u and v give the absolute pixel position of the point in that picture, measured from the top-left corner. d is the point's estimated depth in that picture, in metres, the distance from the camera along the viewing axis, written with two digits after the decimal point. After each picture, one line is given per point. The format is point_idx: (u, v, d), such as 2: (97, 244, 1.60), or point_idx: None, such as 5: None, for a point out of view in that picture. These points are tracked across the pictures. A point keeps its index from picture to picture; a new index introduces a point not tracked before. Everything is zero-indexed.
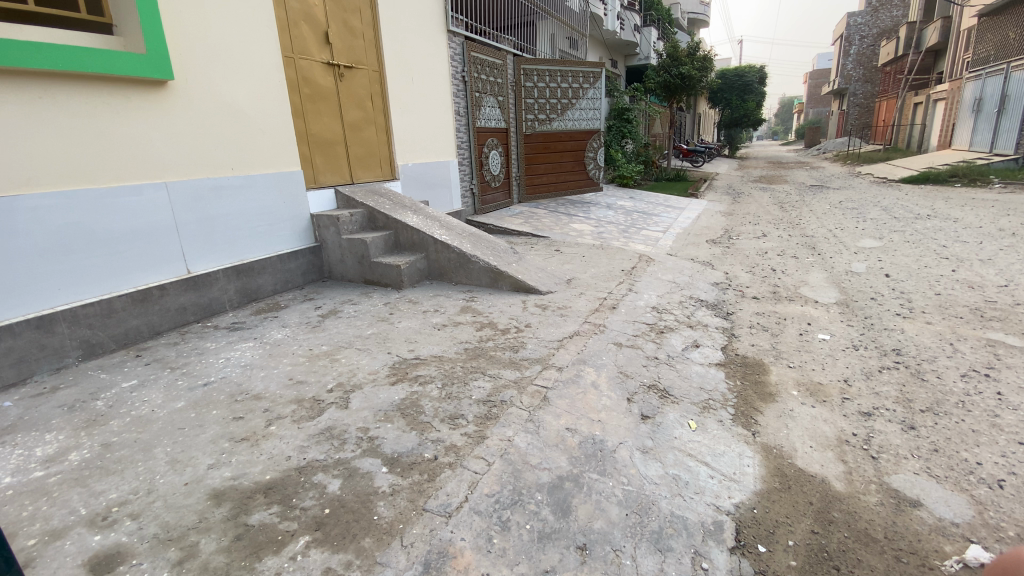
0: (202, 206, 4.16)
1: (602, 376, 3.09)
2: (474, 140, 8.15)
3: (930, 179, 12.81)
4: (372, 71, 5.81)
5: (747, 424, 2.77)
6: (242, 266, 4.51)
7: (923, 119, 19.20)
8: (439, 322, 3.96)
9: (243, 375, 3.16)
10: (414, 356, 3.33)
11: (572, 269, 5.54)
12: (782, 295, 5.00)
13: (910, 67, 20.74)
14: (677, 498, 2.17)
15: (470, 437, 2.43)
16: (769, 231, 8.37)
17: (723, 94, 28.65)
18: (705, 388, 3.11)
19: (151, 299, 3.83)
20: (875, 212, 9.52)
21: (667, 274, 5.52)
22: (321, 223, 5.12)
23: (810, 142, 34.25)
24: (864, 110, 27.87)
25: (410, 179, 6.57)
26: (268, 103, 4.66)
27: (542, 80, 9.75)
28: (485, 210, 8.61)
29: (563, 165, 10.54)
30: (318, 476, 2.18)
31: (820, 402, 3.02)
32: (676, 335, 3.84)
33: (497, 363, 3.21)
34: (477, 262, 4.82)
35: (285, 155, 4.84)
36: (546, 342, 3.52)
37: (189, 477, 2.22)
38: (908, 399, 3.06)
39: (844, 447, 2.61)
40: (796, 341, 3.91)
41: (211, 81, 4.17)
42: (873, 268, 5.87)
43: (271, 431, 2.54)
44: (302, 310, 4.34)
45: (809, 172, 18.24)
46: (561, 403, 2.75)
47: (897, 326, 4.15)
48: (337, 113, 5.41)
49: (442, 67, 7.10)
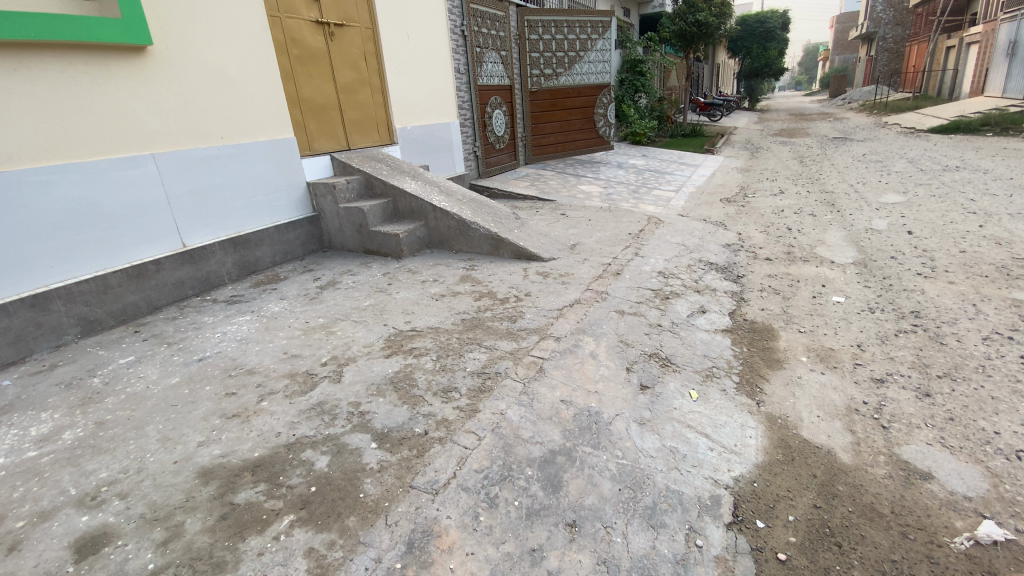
0: (193, 177, 4.06)
1: (602, 345, 2.99)
2: (476, 99, 7.85)
3: (961, 128, 12.10)
4: (364, 28, 5.54)
5: (752, 393, 2.67)
6: (239, 237, 4.44)
7: (956, 63, 17.98)
8: (437, 292, 3.87)
9: (238, 349, 3.13)
10: (410, 327, 3.26)
11: (578, 234, 5.36)
12: (796, 255, 4.79)
13: (942, 7, 19.35)
14: (674, 472, 2.10)
15: (462, 410, 2.36)
16: (787, 187, 8.00)
17: (743, 42, 27.10)
18: (709, 356, 2.99)
19: (146, 274, 3.80)
20: (900, 165, 9.04)
21: (677, 236, 5.31)
22: (318, 191, 5.01)
23: (835, 92, 32.59)
24: (894, 56, 26.24)
25: (410, 142, 6.37)
26: (255, 67, 4.47)
27: (547, 33, 9.29)
28: (490, 173, 8.39)
29: (571, 124, 10.16)
30: (306, 453, 2.15)
31: (830, 368, 2.90)
32: (682, 301, 3.71)
33: (493, 334, 3.13)
34: (477, 228, 4.69)
35: (276, 121, 4.69)
36: (545, 311, 3.43)
37: (178, 455, 2.22)
38: (925, 364, 2.91)
39: (854, 416, 2.50)
40: (808, 304, 3.75)
41: (193, 45, 3.99)
42: (895, 225, 5.58)
43: (262, 406, 2.51)
44: (300, 281, 4.29)
45: (832, 123, 17.39)
46: (557, 374, 2.67)
47: (918, 287, 3.94)
48: (329, 75, 5.21)
49: (440, 21, 6.76)
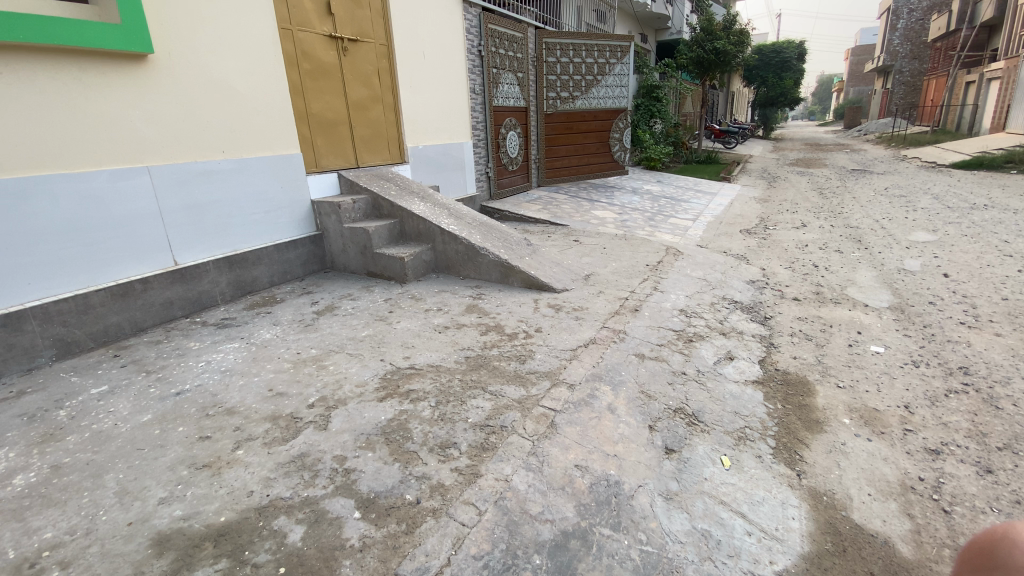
0: (189, 192, 3.85)
1: (621, 397, 2.68)
2: (491, 119, 7.67)
3: (984, 164, 11.81)
4: (379, 44, 5.40)
5: (791, 462, 2.35)
6: (236, 256, 4.21)
7: (975, 98, 17.74)
8: (440, 324, 3.59)
9: (221, 384, 2.87)
10: (409, 365, 2.98)
11: (592, 263, 5.09)
12: (826, 296, 4.48)
13: (962, 42, 19.21)
14: (707, 564, 1.77)
15: (461, 474, 2.06)
16: (809, 220, 7.72)
17: (758, 71, 27.05)
18: (740, 414, 2.67)
19: (132, 293, 3.56)
20: (925, 200, 8.74)
21: (697, 270, 5.02)
22: (322, 210, 4.78)
23: (850, 123, 32.49)
24: (910, 89, 26.11)
25: (420, 161, 6.17)
26: (262, 80, 4.30)
27: (565, 55, 9.17)
28: (502, 195, 8.18)
29: (586, 147, 9.98)
30: (279, 521, 1.86)
31: (877, 434, 2.57)
32: (706, 345, 3.40)
33: (500, 377, 2.84)
34: (486, 255, 4.43)
35: (281, 136, 4.49)
36: (557, 352, 3.13)
37: (135, 516, 1.94)
38: (984, 433, 2.58)
39: (910, 497, 2.17)
40: (845, 353, 3.42)
41: (198, 55, 3.83)
42: (929, 266, 5.27)
43: (237, 456, 2.23)
44: (297, 305, 4.03)
45: (849, 155, 17.13)
46: (569, 431, 2.37)
47: (963, 339, 3.62)
48: (340, 90, 5.03)
49: (457, 40, 6.63)
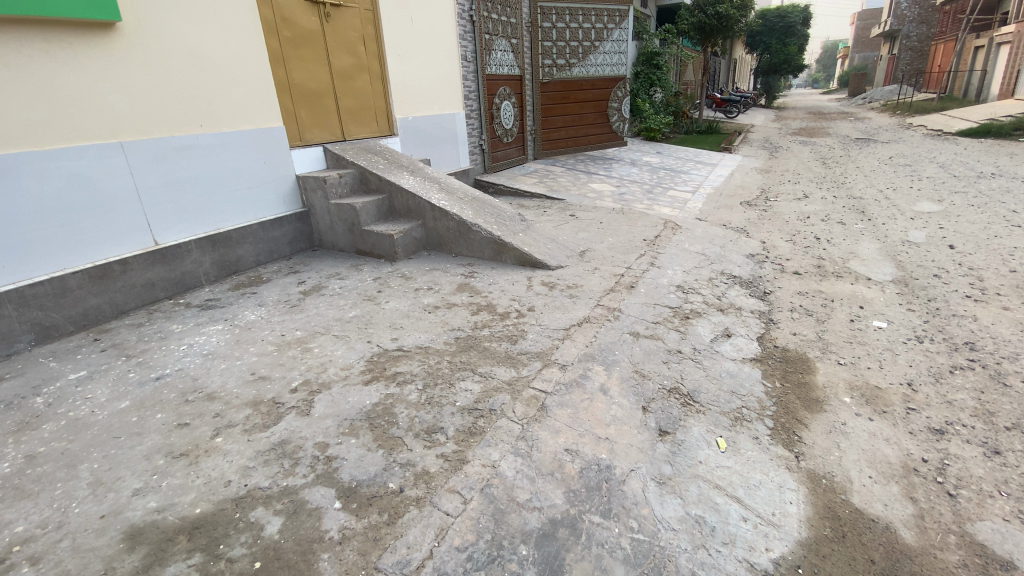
0: (167, 168, 3.69)
1: (614, 378, 2.60)
2: (484, 89, 7.42)
3: (992, 131, 11.50)
4: (364, 9, 5.14)
5: (789, 443, 2.27)
6: (219, 235, 4.08)
7: (984, 63, 17.25)
8: (431, 303, 3.48)
9: (202, 367, 2.78)
10: (396, 346, 2.87)
11: (588, 238, 4.96)
12: (828, 270, 4.36)
13: (972, 5, 18.58)
14: (701, 553, 1.71)
15: (447, 461, 1.98)
16: (812, 191, 7.53)
17: (761, 37, 26.26)
18: (737, 394, 2.59)
19: (111, 275, 3.43)
20: (931, 170, 8.51)
21: (696, 244, 4.89)
22: (308, 185, 4.62)
23: (854, 92, 31.76)
24: (917, 54, 25.39)
25: (410, 134, 5.97)
26: (239, 49, 4.08)
27: (561, 20, 8.81)
28: (496, 168, 7.98)
29: (584, 118, 9.70)
30: (257, 512, 1.79)
31: (879, 413, 2.49)
32: (704, 322, 3.30)
33: (490, 358, 2.75)
34: (478, 231, 4.30)
35: (261, 109, 4.30)
36: (549, 331, 3.04)
37: (109, 507, 1.87)
38: (990, 412, 2.50)
39: (913, 479, 2.10)
40: (846, 329, 3.33)
41: (170, 22, 3.61)
42: (934, 237, 5.14)
43: (215, 444, 2.16)
44: (283, 285, 3.92)
45: (853, 124, 16.72)
46: (560, 414, 2.29)
47: (968, 313, 3.51)
48: (323, 59, 4.81)
49: (447, 4, 6.33)
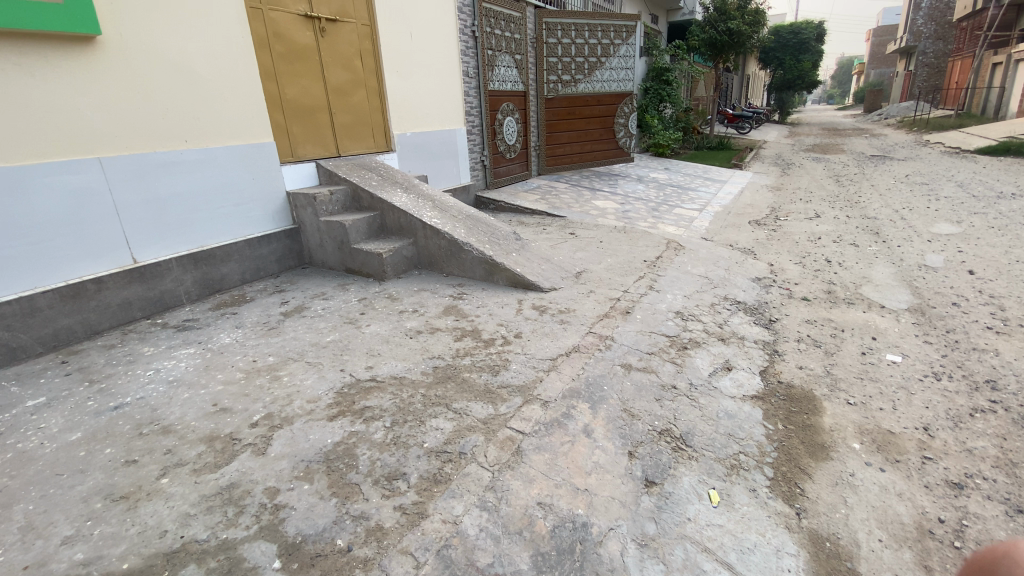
0: (148, 185, 3.60)
1: (599, 417, 2.39)
2: (487, 104, 7.32)
3: (1012, 149, 11.15)
4: (361, 24, 5.07)
5: (790, 497, 2.05)
6: (202, 253, 3.96)
7: (1002, 80, 16.87)
8: (413, 327, 3.31)
9: (164, 397, 2.63)
10: (370, 376, 2.70)
11: (586, 258, 4.78)
12: (838, 296, 4.12)
13: (990, 21, 18.26)
14: None
15: (404, 514, 1.79)
16: (823, 211, 7.29)
17: (775, 53, 26.09)
18: (735, 437, 2.36)
19: (84, 294, 3.33)
20: (949, 189, 8.21)
21: (698, 266, 4.68)
22: (297, 202, 4.51)
23: (871, 108, 31.33)
24: (934, 71, 25.01)
25: (408, 149, 5.86)
26: (228, 63, 4.01)
27: (567, 36, 8.74)
28: (499, 183, 7.85)
29: (590, 133, 9.57)
30: (187, 571, 1.62)
31: (892, 463, 2.25)
32: (702, 354, 3.09)
33: (467, 391, 2.56)
34: (469, 251, 4.14)
35: (250, 123, 4.21)
36: (535, 362, 2.84)
37: (32, 558, 1.71)
38: (1015, 463, 2.25)
39: (929, 544, 1.86)
40: (857, 363, 3.10)
41: (155, 36, 3.55)
42: (953, 261, 4.87)
43: (160, 486, 2.00)
44: (265, 305, 3.79)
45: (869, 140, 16.38)
46: (536, 460, 2.09)
47: (990, 347, 3.25)
48: (318, 74, 4.73)
49: (449, 20, 6.27)
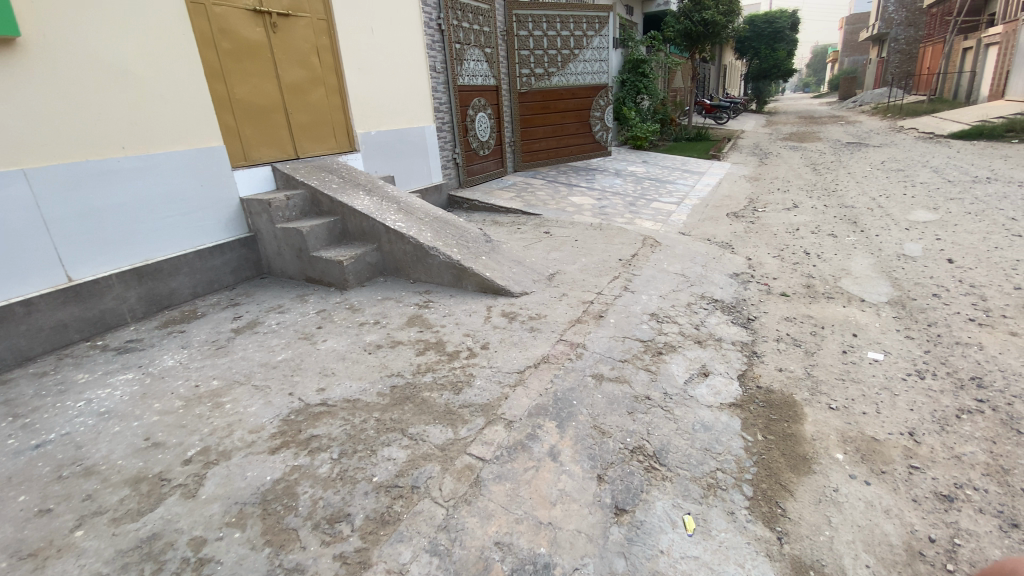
0: (82, 197, 3.33)
1: (567, 437, 2.21)
2: (457, 100, 7.09)
3: (985, 133, 11.24)
4: (317, 19, 4.82)
5: (771, 519, 1.90)
6: (147, 267, 3.69)
7: (973, 64, 17.06)
8: (374, 341, 3.11)
9: (92, 432, 2.40)
10: (321, 399, 2.49)
11: (559, 259, 4.61)
12: (818, 291, 4.01)
13: (959, 7, 18.45)
14: None
15: (346, 565, 1.60)
16: (801, 200, 7.21)
17: (750, 43, 26.15)
18: (711, 452, 2.21)
19: (12, 318, 3.06)
20: (924, 175, 8.20)
21: (675, 263, 4.55)
22: (252, 209, 4.27)
23: (845, 96, 31.65)
24: (906, 57, 25.30)
25: (373, 149, 5.62)
26: (167, 63, 3.73)
27: (538, 28, 8.54)
28: (472, 181, 7.63)
29: (565, 128, 9.39)
30: None
31: (877, 475, 2.12)
32: (678, 359, 2.93)
33: (426, 412, 2.36)
34: (435, 255, 3.94)
35: (195, 126, 3.93)
36: (500, 376, 2.66)
37: None
38: (1005, 469, 2.13)
39: (918, 567, 1.73)
40: (839, 362, 2.97)
41: (83, 35, 3.27)
42: (931, 249, 4.80)
43: (72, 540, 1.78)
44: (217, 321, 3.55)
45: (844, 128, 16.46)
46: (495, 492, 1.90)
47: (974, 340, 3.15)
48: (271, 72, 4.47)
49: (412, 13, 6.02)
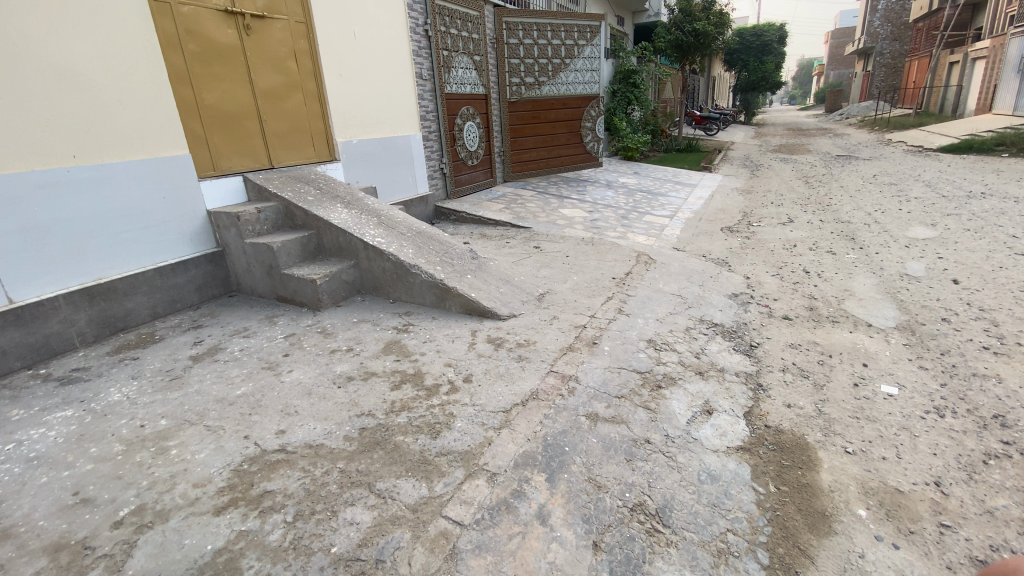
0: (25, 209, 3.02)
1: (558, 494, 1.95)
2: (444, 108, 6.86)
3: (974, 147, 11.26)
4: (294, 22, 4.56)
5: None
6: (99, 286, 3.38)
7: (959, 79, 17.25)
8: (345, 372, 2.82)
9: (14, 483, 2.08)
10: (280, 445, 2.20)
11: (550, 277, 4.36)
12: (822, 314, 3.80)
13: (945, 23, 18.70)
14: None
15: None
16: (796, 215, 7.06)
17: (739, 56, 26.35)
18: (720, 509, 1.96)
19: None
20: (918, 189, 8.13)
21: (671, 282, 4.33)
22: (220, 222, 3.97)
23: (832, 108, 32.03)
24: (891, 71, 25.63)
25: (354, 158, 5.35)
26: (126, 67, 3.44)
27: (528, 36, 8.35)
28: (460, 192, 7.39)
29: (556, 138, 9.21)
30: None
31: (906, 536, 1.88)
32: (678, 394, 2.69)
33: (398, 461, 2.08)
34: (416, 274, 3.66)
35: (158, 134, 3.64)
36: (483, 416, 2.39)
37: None
38: None
39: None
40: (852, 397, 2.75)
41: (30, 33, 2.98)
42: (933, 268, 4.64)
43: None
44: (175, 346, 3.24)
45: (833, 140, 16.50)
46: (474, 568, 1.63)
47: (992, 371, 2.95)
48: (243, 77, 4.20)
49: (398, 18, 5.78)
